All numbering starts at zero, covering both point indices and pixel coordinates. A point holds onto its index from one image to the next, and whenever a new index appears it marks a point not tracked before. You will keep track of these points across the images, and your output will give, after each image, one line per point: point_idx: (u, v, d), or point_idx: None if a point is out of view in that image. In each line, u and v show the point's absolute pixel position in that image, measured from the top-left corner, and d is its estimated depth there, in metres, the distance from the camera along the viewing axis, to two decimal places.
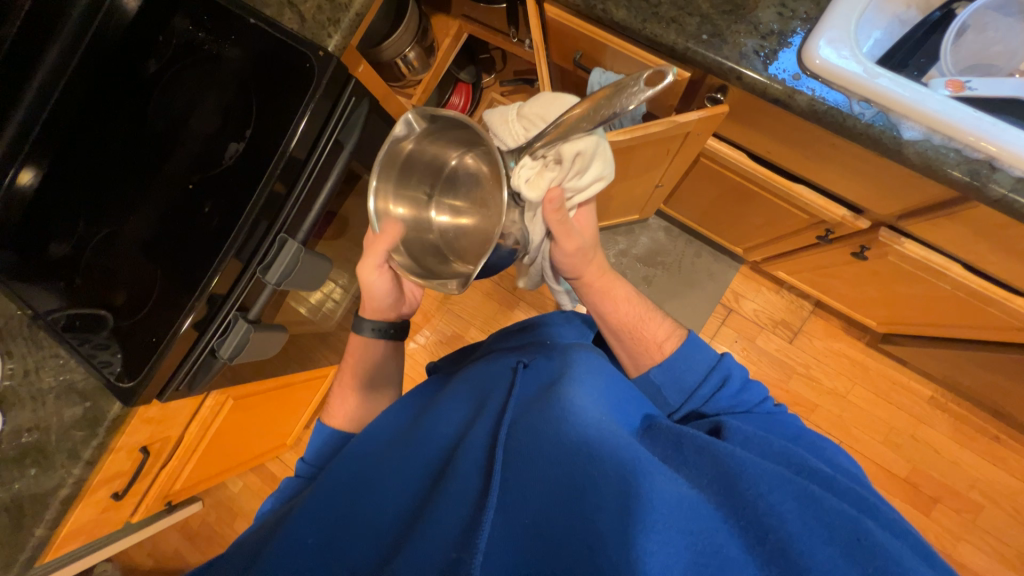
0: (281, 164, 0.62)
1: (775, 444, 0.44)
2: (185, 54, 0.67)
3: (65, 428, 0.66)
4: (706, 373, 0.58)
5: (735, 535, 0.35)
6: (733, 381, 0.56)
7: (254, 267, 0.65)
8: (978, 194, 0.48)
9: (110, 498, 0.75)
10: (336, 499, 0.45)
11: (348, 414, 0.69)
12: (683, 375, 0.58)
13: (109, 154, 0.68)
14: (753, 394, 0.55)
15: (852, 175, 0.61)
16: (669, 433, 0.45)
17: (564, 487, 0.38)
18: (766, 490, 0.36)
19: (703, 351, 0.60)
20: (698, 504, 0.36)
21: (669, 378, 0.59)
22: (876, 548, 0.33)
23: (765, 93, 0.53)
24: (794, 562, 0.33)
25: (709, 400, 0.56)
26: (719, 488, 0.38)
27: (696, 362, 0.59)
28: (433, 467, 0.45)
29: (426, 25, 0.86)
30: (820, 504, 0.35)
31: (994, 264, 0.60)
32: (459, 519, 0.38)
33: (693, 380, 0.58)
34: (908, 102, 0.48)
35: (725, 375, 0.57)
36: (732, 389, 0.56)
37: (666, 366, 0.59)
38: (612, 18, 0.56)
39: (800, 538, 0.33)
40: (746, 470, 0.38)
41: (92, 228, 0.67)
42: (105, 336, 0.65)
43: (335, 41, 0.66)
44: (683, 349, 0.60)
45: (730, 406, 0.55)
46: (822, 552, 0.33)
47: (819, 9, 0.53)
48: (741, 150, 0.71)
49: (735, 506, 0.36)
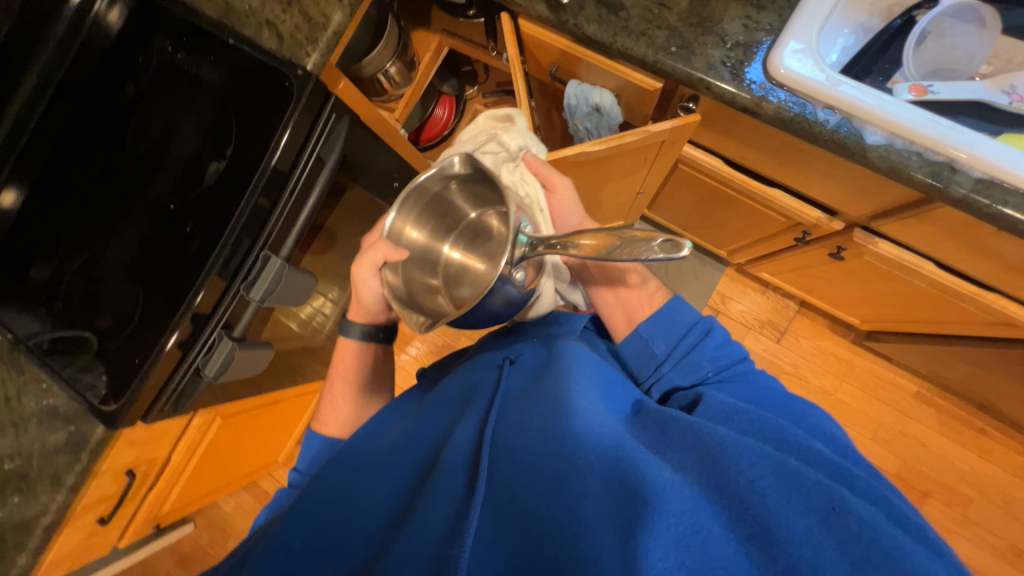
0: (262, 181, 0.63)
1: (755, 414, 0.42)
2: (165, 75, 0.67)
3: (47, 453, 0.65)
4: (690, 326, 0.57)
5: (718, 514, 0.34)
6: (715, 335, 0.55)
7: (237, 284, 0.65)
8: (942, 196, 0.50)
9: (96, 523, 0.74)
10: (320, 502, 0.45)
11: (338, 422, 0.69)
12: (667, 328, 0.57)
13: (90, 176, 0.68)
14: (736, 348, 0.54)
15: (823, 179, 0.62)
16: (655, 416, 0.43)
17: (547, 481, 0.38)
18: (748, 467, 0.35)
19: (685, 306, 0.58)
20: (682, 485, 0.35)
21: (657, 330, 0.57)
22: (853, 517, 0.32)
23: (733, 102, 0.54)
24: (774, 536, 0.32)
25: (693, 350, 0.55)
26: (701, 467, 0.37)
27: (682, 319, 0.57)
28: (418, 468, 0.45)
29: (405, 40, 0.88)
30: (802, 477, 0.34)
31: (964, 262, 0.62)
32: (444, 518, 0.39)
33: (676, 333, 0.56)
34: (870, 108, 0.50)
35: (709, 327, 0.56)
36: (716, 339, 0.55)
37: (653, 319, 0.58)
38: (584, 32, 0.57)
39: (780, 513, 0.33)
40: (727, 447, 0.37)
41: (74, 250, 0.66)
42: (88, 359, 0.65)
43: (313, 59, 0.67)
44: (672, 300, 0.60)
45: (714, 357, 0.53)
46: (801, 525, 0.32)
47: (782, 20, 0.55)
48: (717, 157, 0.73)
49: (718, 486, 0.35)
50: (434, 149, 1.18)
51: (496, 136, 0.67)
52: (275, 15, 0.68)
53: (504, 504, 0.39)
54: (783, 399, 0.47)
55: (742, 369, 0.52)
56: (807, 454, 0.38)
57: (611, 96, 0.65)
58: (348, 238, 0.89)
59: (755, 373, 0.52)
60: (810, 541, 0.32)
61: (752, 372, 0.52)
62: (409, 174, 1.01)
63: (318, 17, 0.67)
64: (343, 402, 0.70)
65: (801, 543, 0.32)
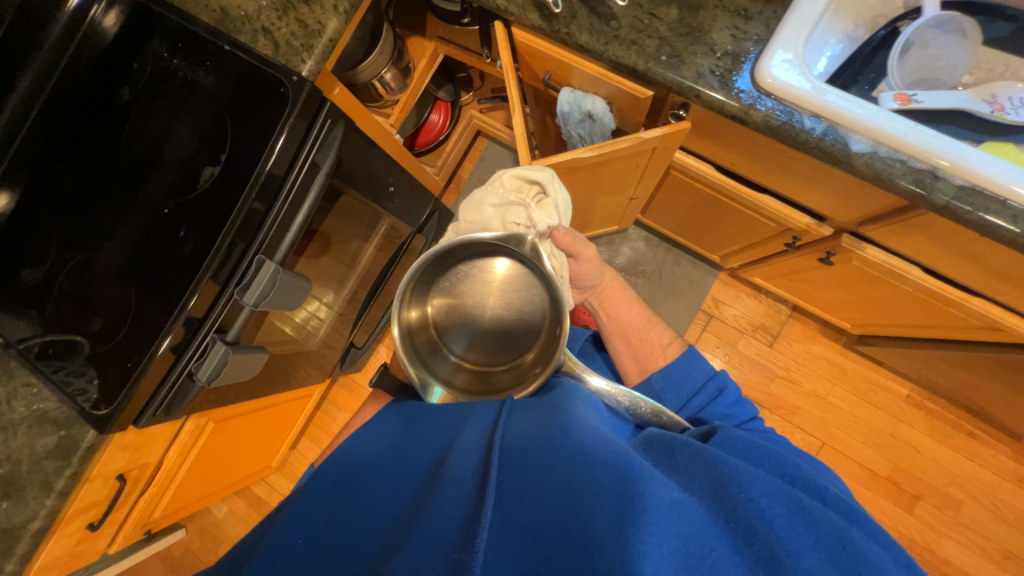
0: (258, 183, 0.63)
1: (761, 450, 0.44)
2: (162, 79, 0.67)
3: (36, 459, 0.65)
4: (704, 381, 0.64)
5: (726, 536, 0.34)
6: (726, 396, 0.62)
7: (231, 288, 0.66)
8: (926, 201, 0.51)
9: (85, 529, 0.73)
10: (324, 500, 0.44)
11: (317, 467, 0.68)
12: (681, 382, 0.64)
13: (84, 179, 0.67)
14: (742, 410, 0.61)
15: (811, 186, 0.63)
16: (660, 441, 0.44)
17: (558, 489, 0.37)
18: (758, 495, 0.36)
19: (701, 362, 0.66)
20: (691, 508, 0.35)
21: (668, 384, 0.64)
22: (858, 554, 0.33)
23: (722, 110, 0.55)
24: (783, 563, 0.32)
25: (706, 406, 0.62)
26: (710, 492, 0.37)
27: (694, 373, 0.65)
28: (421, 473, 0.44)
29: (401, 46, 0.89)
30: (809, 511, 0.35)
31: (948, 267, 0.63)
32: (454, 519, 0.36)
33: (688, 390, 0.63)
34: (858, 117, 0.51)
35: (720, 386, 0.63)
36: (726, 400, 0.62)
37: (666, 373, 0.65)
38: (576, 41, 0.58)
39: (787, 539, 0.33)
40: (737, 476, 0.37)
41: (68, 253, 0.66)
42: (80, 362, 0.64)
43: (308, 66, 0.68)
44: (685, 354, 0.67)
45: (726, 414, 0.60)
46: (811, 556, 0.33)
47: (770, 30, 0.56)
48: (709, 163, 0.74)
49: (725, 509, 0.36)
50: (428, 153, 1.20)
51: (525, 206, 0.62)
52: (269, 22, 0.69)
53: (512, 505, 0.36)
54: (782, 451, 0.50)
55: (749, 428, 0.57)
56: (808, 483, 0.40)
57: (603, 103, 0.66)
58: (344, 243, 0.89)
59: (762, 435, 0.56)
60: (816, 568, 0.32)
61: (759, 432, 0.56)
62: (405, 179, 1.02)
63: (313, 24, 0.69)
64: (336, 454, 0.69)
65: (808, 570, 0.32)
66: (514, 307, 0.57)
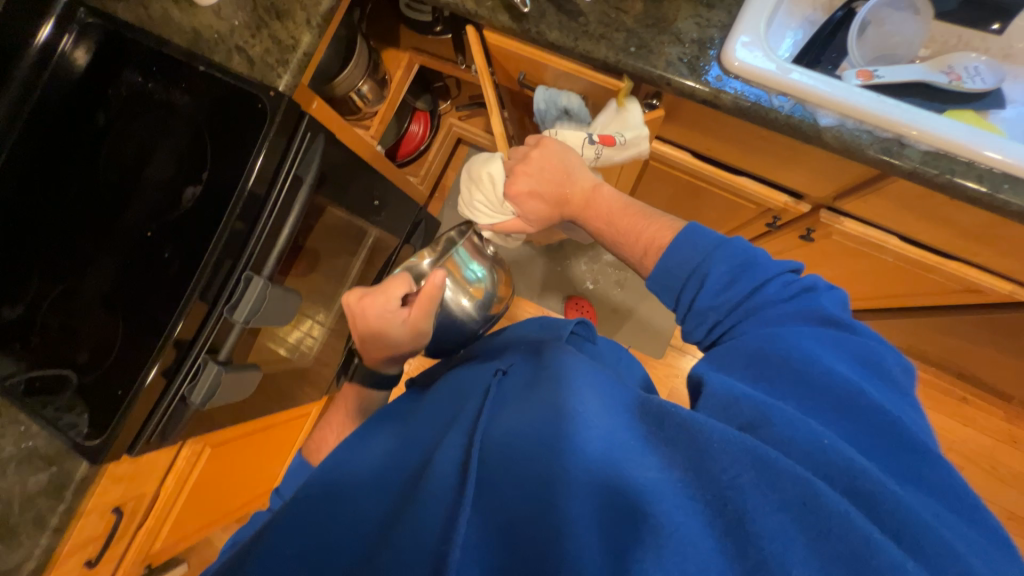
0: (240, 202, 0.63)
1: (773, 357, 0.40)
2: (137, 103, 0.68)
3: (28, 496, 0.63)
4: (702, 259, 0.52)
5: (697, 508, 0.30)
6: (711, 283, 0.50)
7: (220, 307, 0.65)
8: (894, 169, 0.52)
9: (84, 566, 0.71)
10: (314, 505, 0.43)
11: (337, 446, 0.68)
12: (672, 274, 0.54)
13: (63, 208, 0.67)
14: (743, 283, 0.49)
15: (786, 164, 0.65)
16: (654, 411, 0.39)
17: (535, 484, 0.35)
18: (732, 458, 0.31)
19: (696, 241, 0.54)
20: (664, 481, 0.32)
21: (661, 284, 0.55)
22: (821, 506, 0.28)
23: (694, 95, 0.57)
24: (749, 531, 0.28)
25: (698, 294, 0.51)
26: (688, 461, 0.33)
27: (686, 254, 0.54)
28: (406, 478, 0.43)
29: (376, 58, 0.91)
30: (781, 470, 0.29)
31: (923, 234, 0.65)
32: (434, 519, 0.35)
33: (678, 288, 0.54)
34: (822, 92, 0.53)
35: (707, 270, 0.51)
36: (723, 274, 0.50)
37: (656, 274, 0.55)
38: (546, 39, 0.60)
39: (754, 505, 0.29)
40: (712, 440, 0.32)
41: (49, 284, 0.65)
42: (69, 395, 0.63)
43: (285, 80, 0.69)
44: (676, 241, 0.55)
45: (716, 304, 0.50)
46: (773, 519, 0.28)
47: (732, 16, 0.58)
48: (686, 150, 0.76)
49: (700, 480, 0.32)
50: (411, 163, 1.20)
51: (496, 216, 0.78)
52: (243, 40, 0.69)
53: (491, 506, 0.36)
54: (790, 333, 0.42)
55: (751, 307, 0.48)
56: (822, 390, 0.36)
57: (578, 98, 0.68)
58: (332, 259, 0.89)
59: (763, 310, 0.47)
60: (781, 534, 0.28)
61: (762, 306, 0.47)
62: (390, 189, 1.03)
63: (288, 39, 0.69)
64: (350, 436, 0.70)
65: (773, 537, 0.28)
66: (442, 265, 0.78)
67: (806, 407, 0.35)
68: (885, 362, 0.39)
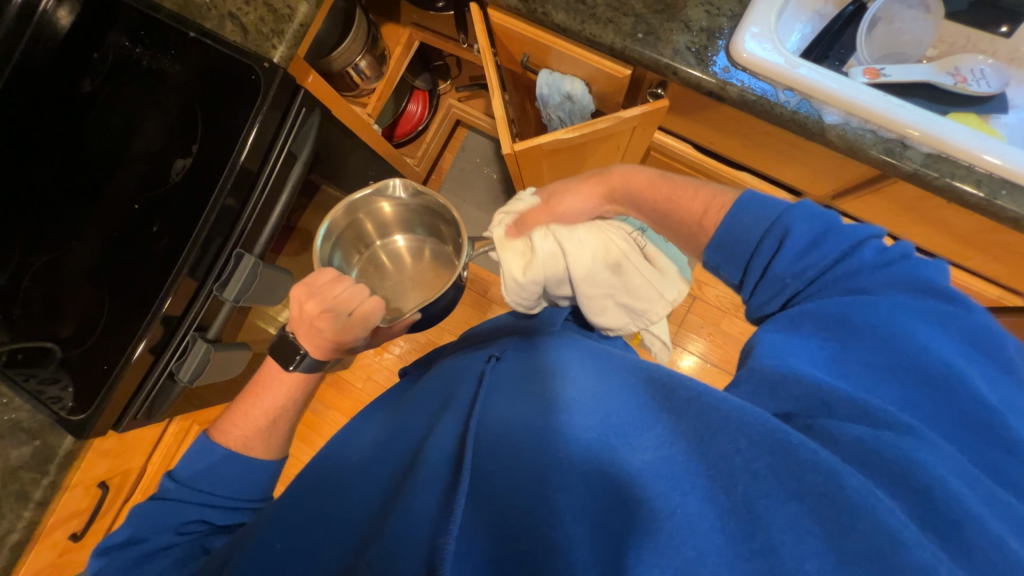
0: (232, 176, 0.61)
1: (856, 324, 0.36)
2: (124, 69, 0.65)
3: (11, 469, 0.62)
4: (772, 221, 0.43)
5: (701, 490, 0.30)
6: (791, 245, 0.41)
7: (210, 284, 0.63)
8: (895, 170, 0.52)
9: (68, 540, 0.71)
10: (309, 497, 0.43)
11: (250, 431, 0.57)
12: (732, 244, 0.45)
13: (47, 176, 0.64)
14: (829, 247, 0.40)
15: (789, 160, 0.65)
16: (662, 384, 0.37)
17: (531, 475, 0.36)
18: (741, 440, 0.30)
19: (766, 207, 0.44)
20: (664, 465, 0.31)
21: (723, 255, 0.46)
22: (845, 496, 0.26)
23: (700, 87, 0.56)
24: (758, 517, 0.27)
25: (772, 262, 0.42)
26: (693, 437, 0.32)
27: (755, 214, 0.44)
28: (400, 464, 0.43)
29: (375, 33, 0.87)
30: (797, 454, 0.28)
31: (918, 236, 0.66)
32: (428, 510, 0.35)
33: (745, 255, 0.44)
34: (828, 90, 0.52)
35: (784, 230, 0.42)
36: (799, 242, 0.41)
37: (717, 244, 0.46)
38: (553, 21, 0.58)
39: (762, 492, 0.28)
40: (722, 419, 0.31)
41: (33, 255, 0.63)
42: (54, 368, 0.62)
43: (280, 52, 0.66)
44: (738, 204, 0.45)
45: (796, 271, 0.41)
46: (788, 508, 0.27)
47: (743, 6, 0.57)
48: (688, 142, 0.75)
49: (704, 460, 0.31)
50: (408, 144, 1.18)
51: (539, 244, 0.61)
52: (236, 7, 0.66)
53: (486, 497, 0.36)
54: (887, 307, 0.36)
55: (842, 274, 0.39)
56: (913, 370, 0.32)
57: (582, 84, 0.67)
58: None
59: (862, 280, 0.38)
60: (794, 526, 0.26)
61: (857, 274, 0.39)
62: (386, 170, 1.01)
63: (283, 8, 0.66)
64: (271, 417, 0.58)
65: (786, 527, 0.26)
66: (402, 215, 0.81)
67: (878, 391, 0.32)
68: (991, 338, 0.34)
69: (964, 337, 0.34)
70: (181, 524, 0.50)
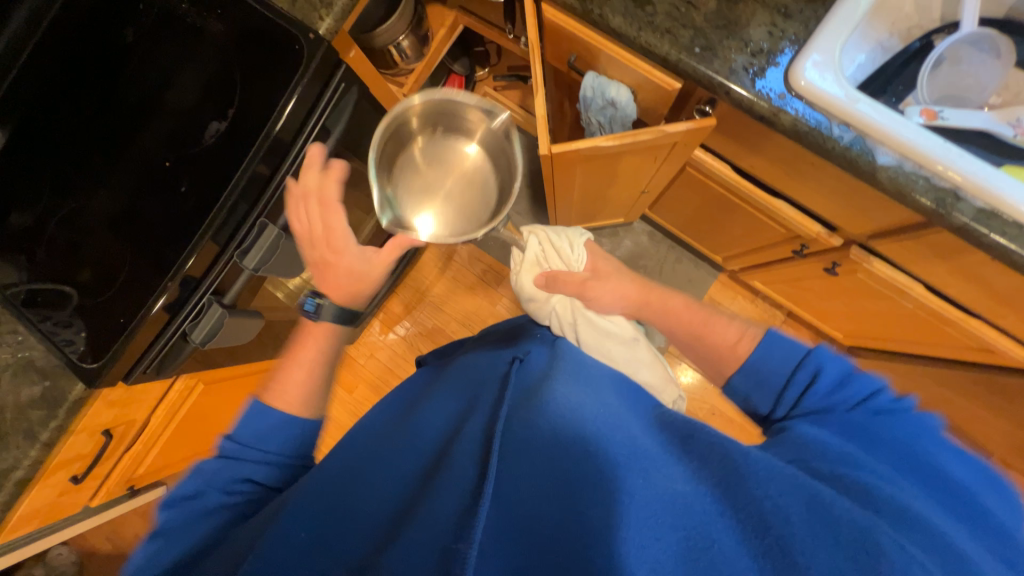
0: (265, 145, 0.61)
1: (880, 434, 0.41)
2: (168, 23, 0.64)
3: (20, 407, 0.63)
4: (801, 361, 0.50)
5: (733, 528, 0.32)
6: (821, 383, 0.46)
7: (231, 251, 0.64)
8: (943, 221, 0.51)
9: (68, 481, 0.73)
10: (330, 483, 0.42)
11: (300, 397, 0.58)
12: (766, 376, 0.52)
13: (80, 121, 0.64)
14: (852, 390, 0.45)
15: (829, 194, 0.63)
16: (680, 429, 0.41)
17: (558, 482, 0.36)
18: (775, 493, 0.33)
19: (791, 347, 0.51)
20: (693, 497, 0.34)
21: (752, 384, 0.53)
22: (885, 557, 0.29)
23: (751, 109, 0.54)
24: (795, 561, 0.29)
25: (800, 397, 0.47)
26: (720, 478, 0.35)
27: (781, 360, 0.51)
28: (421, 463, 0.43)
29: (421, 13, 0.86)
30: (831, 513, 0.31)
31: (952, 288, 0.64)
32: (452, 509, 0.35)
33: (778, 384, 0.51)
34: (884, 128, 0.50)
35: (815, 369, 0.48)
36: (827, 382, 0.46)
37: (746, 372, 0.53)
38: (608, 24, 0.57)
39: (802, 539, 0.30)
40: (754, 470, 0.35)
41: (60, 199, 0.63)
42: (69, 313, 0.62)
43: (326, 23, 0.65)
44: (766, 342, 0.53)
45: (823, 405, 0.45)
46: (822, 558, 0.29)
47: (807, 31, 0.55)
48: (727, 162, 0.73)
49: (737, 503, 0.33)
50: None
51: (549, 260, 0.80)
52: None
53: (511, 502, 0.36)
54: (907, 434, 0.40)
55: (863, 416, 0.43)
56: (927, 471, 0.37)
57: (628, 92, 0.65)
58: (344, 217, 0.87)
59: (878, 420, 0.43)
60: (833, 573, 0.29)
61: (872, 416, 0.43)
62: None
63: None
64: (312, 384, 0.60)
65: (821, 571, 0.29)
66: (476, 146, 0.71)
67: (902, 485, 0.36)
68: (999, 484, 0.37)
69: (964, 459, 0.38)
70: (230, 484, 0.50)
